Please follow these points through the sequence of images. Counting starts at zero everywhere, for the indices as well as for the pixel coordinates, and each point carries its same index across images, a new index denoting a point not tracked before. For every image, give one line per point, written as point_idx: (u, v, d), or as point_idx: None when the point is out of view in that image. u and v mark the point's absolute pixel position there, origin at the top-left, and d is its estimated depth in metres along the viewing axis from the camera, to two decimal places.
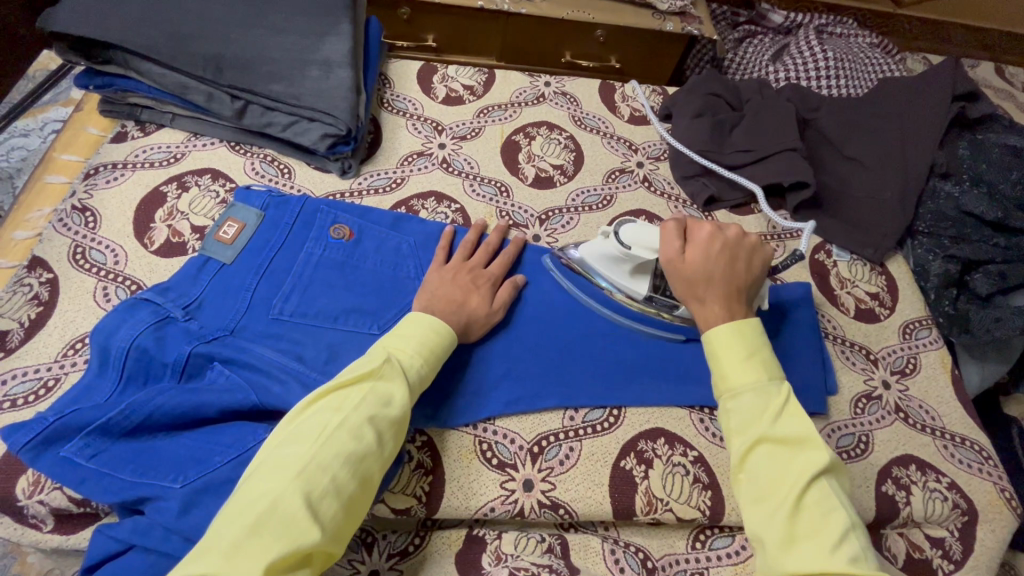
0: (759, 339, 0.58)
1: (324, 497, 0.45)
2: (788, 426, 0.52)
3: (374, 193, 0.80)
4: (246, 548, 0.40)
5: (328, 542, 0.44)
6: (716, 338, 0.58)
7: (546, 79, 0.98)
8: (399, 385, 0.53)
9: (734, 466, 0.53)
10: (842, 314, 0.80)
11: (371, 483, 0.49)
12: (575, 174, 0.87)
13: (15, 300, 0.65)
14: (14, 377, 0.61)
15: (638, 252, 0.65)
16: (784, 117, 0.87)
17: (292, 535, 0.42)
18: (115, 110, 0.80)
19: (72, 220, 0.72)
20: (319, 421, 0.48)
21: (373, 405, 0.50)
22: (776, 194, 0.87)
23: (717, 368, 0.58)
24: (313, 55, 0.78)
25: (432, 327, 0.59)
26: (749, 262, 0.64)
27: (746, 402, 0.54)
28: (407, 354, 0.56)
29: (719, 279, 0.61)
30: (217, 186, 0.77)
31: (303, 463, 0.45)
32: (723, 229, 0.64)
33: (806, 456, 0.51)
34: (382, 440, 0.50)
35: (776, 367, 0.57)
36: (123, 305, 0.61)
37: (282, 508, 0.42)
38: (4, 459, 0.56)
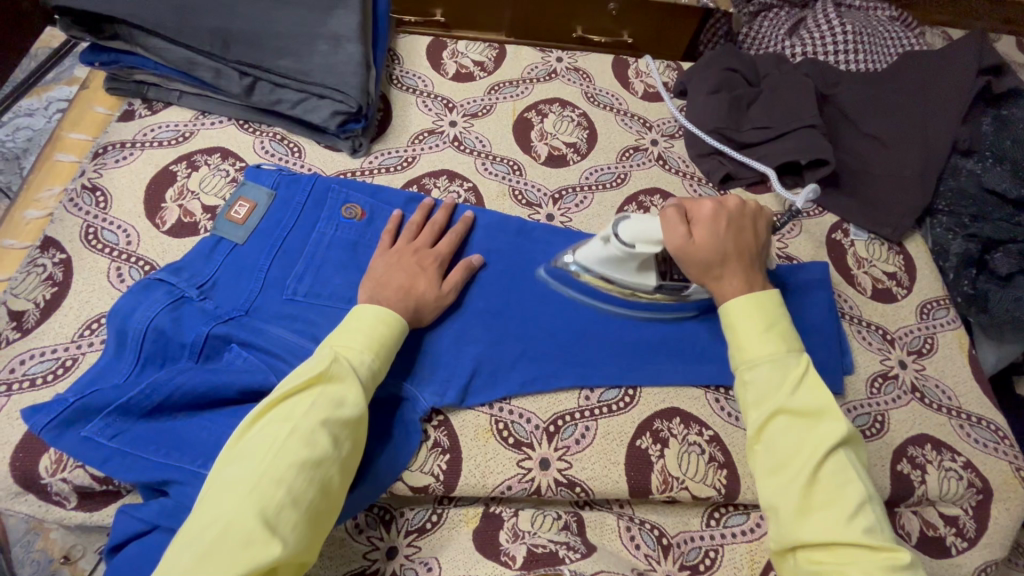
0: (777, 309, 0.58)
1: (283, 509, 0.44)
2: (808, 397, 0.52)
3: (385, 172, 0.79)
4: (206, 570, 0.39)
5: (293, 555, 0.43)
6: (734, 310, 0.58)
7: (557, 54, 0.96)
8: (350, 385, 0.51)
9: (751, 437, 0.54)
10: (859, 293, 0.79)
11: (333, 486, 0.48)
12: (588, 152, 0.86)
13: (29, 280, 0.65)
14: (32, 357, 0.61)
15: (642, 248, 0.62)
16: (803, 91, 0.85)
17: (249, 554, 0.41)
18: (120, 88, 0.79)
19: (83, 200, 0.71)
20: (268, 434, 0.47)
21: (323, 409, 0.48)
22: (792, 172, 0.86)
23: (736, 340, 0.57)
24: (321, 29, 0.76)
25: (380, 317, 0.57)
26: (753, 227, 0.65)
27: (762, 373, 0.54)
28: (355, 350, 0.54)
29: (733, 254, 0.61)
30: (227, 165, 0.76)
31: (255, 480, 0.44)
32: (723, 201, 0.64)
33: (826, 426, 0.51)
34: (338, 442, 0.49)
35: (795, 338, 0.57)
36: (137, 286, 0.61)
37: (234, 529, 0.41)
38: (27, 437, 0.57)
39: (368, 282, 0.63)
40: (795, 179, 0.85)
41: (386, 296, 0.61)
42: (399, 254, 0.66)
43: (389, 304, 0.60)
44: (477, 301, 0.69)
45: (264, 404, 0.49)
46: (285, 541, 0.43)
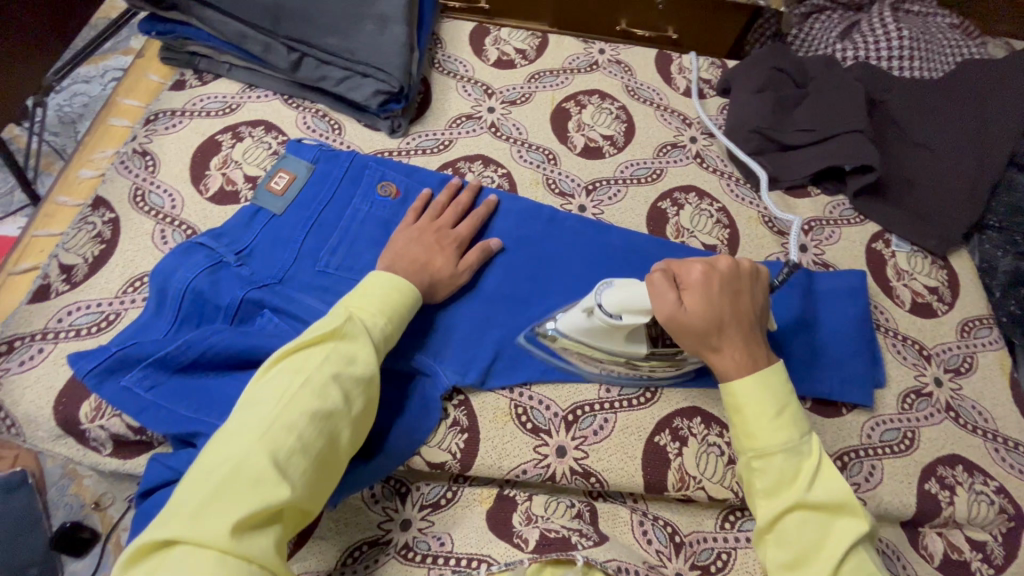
0: (787, 390, 0.55)
1: (293, 455, 0.45)
2: (826, 491, 0.51)
3: (422, 154, 0.80)
4: (217, 504, 0.41)
5: (300, 499, 0.44)
6: (741, 393, 0.55)
7: (600, 46, 0.95)
8: (363, 344, 0.53)
9: (762, 527, 0.52)
10: (897, 307, 0.76)
11: (341, 441, 0.49)
12: (625, 146, 0.85)
13: (80, 237, 0.68)
14: (78, 309, 0.64)
15: (629, 319, 0.57)
16: (853, 95, 0.82)
17: (259, 491, 0.42)
18: (174, 58, 0.81)
19: (134, 163, 0.74)
20: (282, 381, 0.48)
21: (335, 363, 0.50)
22: (834, 177, 0.84)
23: (744, 427, 0.54)
24: (369, 9, 0.77)
25: (398, 284, 0.59)
26: (751, 286, 0.59)
27: (777, 464, 0.52)
28: (369, 312, 0.55)
29: (730, 323, 0.56)
30: (270, 138, 0.78)
31: (268, 423, 0.45)
32: (712, 263, 0.58)
33: (845, 522, 0.50)
34: (348, 398, 0.50)
35: (805, 420, 0.54)
36: (180, 248, 0.64)
37: (246, 466, 0.43)
38: (71, 384, 0.59)
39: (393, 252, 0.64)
40: (837, 185, 0.83)
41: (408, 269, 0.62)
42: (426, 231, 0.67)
43: (405, 274, 0.62)
44: (502, 287, 0.69)
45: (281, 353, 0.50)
46: (293, 484, 0.44)
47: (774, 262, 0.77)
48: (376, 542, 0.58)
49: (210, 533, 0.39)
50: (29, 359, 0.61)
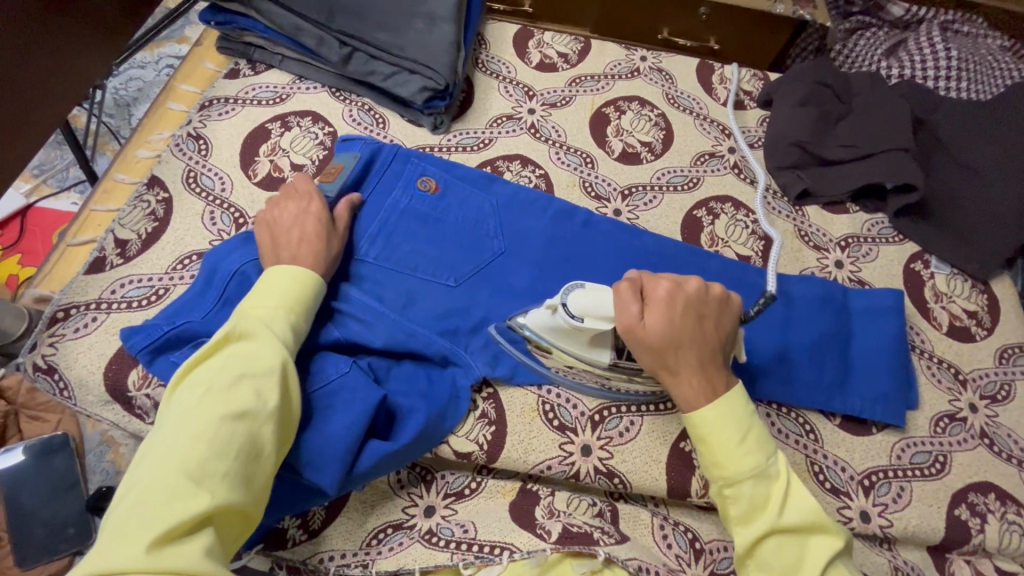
0: (747, 409, 0.54)
1: (208, 461, 0.43)
2: (797, 514, 0.50)
3: (463, 151, 0.82)
4: (132, 526, 0.40)
5: (226, 503, 0.43)
6: (703, 421, 0.54)
7: (642, 53, 0.96)
8: (266, 340, 0.52)
9: (742, 554, 0.52)
10: (934, 329, 0.75)
11: (265, 440, 0.48)
12: (663, 153, 0.85)
13: (135, 213, 0.71)
14: (131, 282, 0.66)
15: (592, 322, 0.56)
16: (897, 112, 0.82)
17: (174, 505, 0.41)
18: (230, 48, 0.85)
19: (187, 146, 0.77)
20: (185, 396, 0.47)
21: (237, 365, 0.49)
22: (874, 195, 0.83)
23: (711, 455, 0.53)
24: (419, 8, 0.80)
25: (298, 278, 0.58)
26: (717, 314, 0.57)
27: (747, 491, 0.51)
28: (271, 310, 0.55)
29: (688, 344, 0.55)
30: (317, 129, 0.80)
31: (175, 438, 0.44)
32: (682, 282, 0.56)
33: (820, 541, 0.50)
34: (263, 394, 0.49)
35: (769, 438, 0.54)
36: (238, 236, 0.66)
37: (159, 485, 0.42)
38: (121, 353, 0.62)
39: (271, 237, 0.62)
40: (877, 203, 0.82)
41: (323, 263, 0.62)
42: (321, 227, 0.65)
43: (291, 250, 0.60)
44: (533, 286, 0.70)
45: (185, 368, 0.50)
46: (212, 489, 0.43)
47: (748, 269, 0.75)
48: (400, 526, 0.59)
49: (128, 555, 0.38)
50: (82, 327, 0.63)
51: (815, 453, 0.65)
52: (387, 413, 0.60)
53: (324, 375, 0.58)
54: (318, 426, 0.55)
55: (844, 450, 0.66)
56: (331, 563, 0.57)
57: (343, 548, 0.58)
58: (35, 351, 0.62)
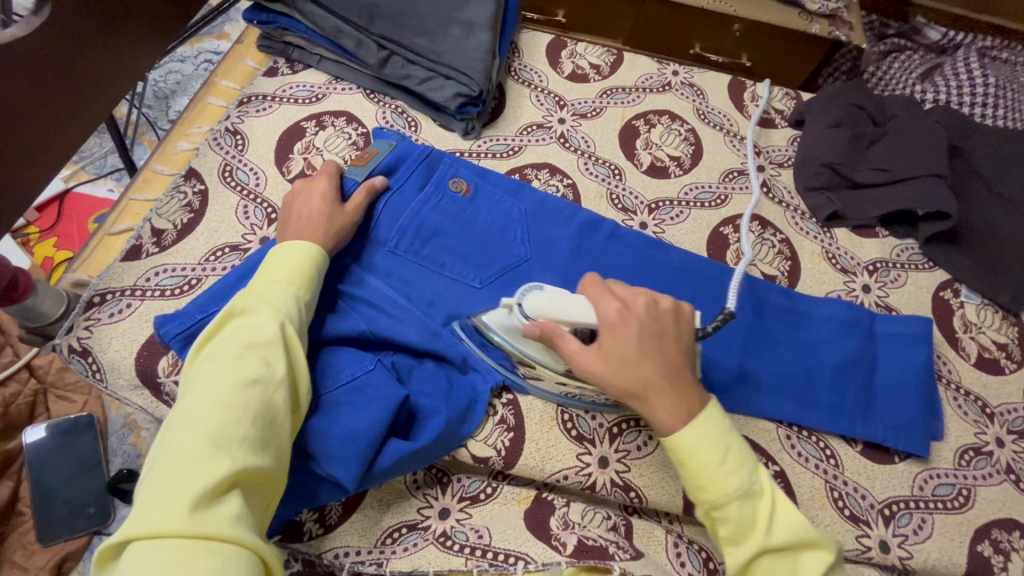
0: (725, 427, 0.53)
1: (226, 428, 0.44)
2: (784, 531, 0.50)
3: (492, 157, 0.83)
4: (163, 493, 0.41)
5: (250, 466, 0.44)
6: (682, 447, 0.52)
7: (674, 68, 0.96)
8: (268, 312, 0.53)
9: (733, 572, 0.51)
10: (962, 359, 0.74)
11: (279, 407, 0.48)
12: (691, 168, 0.85)
13: (172, 204, 0.73)
14: (165, 271, 0.68)
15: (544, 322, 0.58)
16: (932, 139, 0.81)
17: (199, 470, 0.42)
18: (270, 46, 0.86)
19: (225, 140, 0.79)
20: (199, 371, 0.49)
21: (244, 337, 0.50)
22: (905, 221, 0.82)
23: (692, 480, 0.52)
24: (457, 15, 0.81)
25: (302, 257, 0.59)
26: (676, 330, 0.56)
27: (732, 513, 0.50)
28: (276, 285, 0.56)
29: (650, 367, 0.54)
30: (351, 129, 0.81)
31: (193, 410, 0.45)
32: (630, 303, 0.56)
33: (808, 554, 0.50)
34: (271, 363, 0.49)
35: (749, 454, 0.53)
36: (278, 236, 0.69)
37: (183, 455, 0.43)
38: (153, 339, 0.64)
39: (295, 223, 0.64)
40: (907, 229, 0.81)
41: (332, 246, 0.63)
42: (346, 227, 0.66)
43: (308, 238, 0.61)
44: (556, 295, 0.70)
45: (198, 347, 0.51)
46: (234, 454, 0.44)
47: (773, 285, 0.75)
48: (415, 526, 0.60)
49: (162, 519, 0.39)
50: (117, 313, 0.65)
51: (835, 479, 0.65)
52: (407, 412, 0.61)
53: (349, 371, 0.59)
54: (340, 421, 0.56)
55: (865, 478, 0.65)
56: (345, 559, 0.58)
57: (358, 546, 0.59)
58: (71, 333, 0.64)
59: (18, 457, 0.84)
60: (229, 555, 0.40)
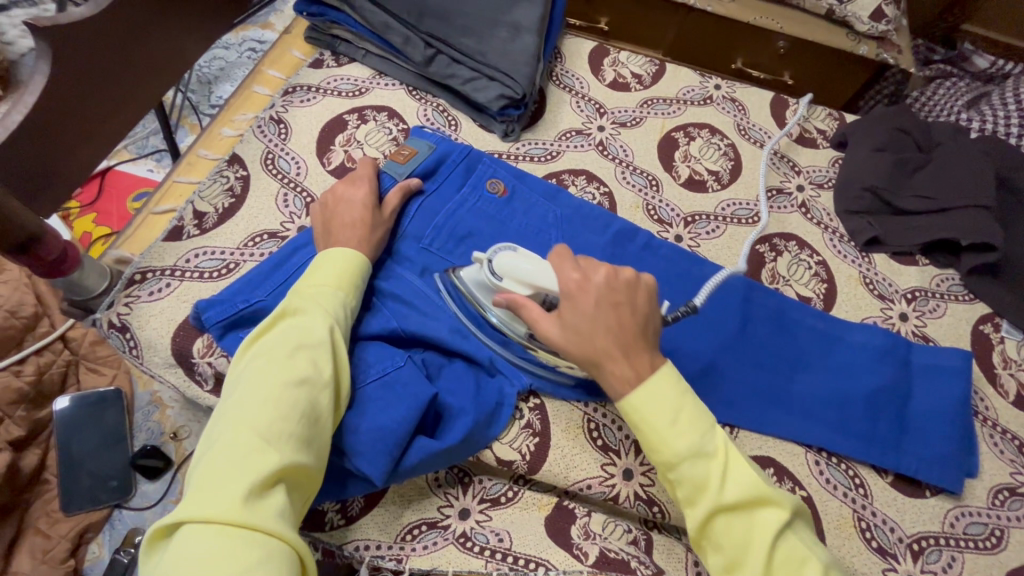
0: (680, 388, 0.52)
1: (275, 423, 0.45)
2: (738, 489, 0.48)
3: (531, 160, 0.83)
4: (214, 482, 0.42)
5: (295, 462, 0.45)
6: (631, 409, 0.51)
7: (716, 81, 0.95)
8: (318, 312, 0.53)
9: (696, 536, 0.50)
10: (1000, 396, 0.72)
11: (324, 407, 0.49)
12: (729, 183, 0.85)
13: (214, 187, 0.74)
14: (204, 254, 0.69)
15: (508, 284, 0.59)
16: (980, 168, 0.80)
17: (250, 463, 0.42)
18: (317, 38, 0.88)
19: (268, 128, 0.80)
20: (249, 366, 0.49)
21: (294, 335, 0.51)
22: (947, 250, 0.80)
23: (647, 442, 0.51)
24: (505, 18, 0.81)
25: (348, 257, 0.59)
26: (633, 300, 0.54)
27: (685, 472, 0.49)
28: (324, 285, 0.56)
29: (603, 335, 0.52)
30: (392, 124, 0.82)
31: (243, 403, 0.46)
32: (590, 274, 0.55)
33: (766, 513, 0.48)
34: (320, 363, 0.50)
35: (705, 414, 0.51)
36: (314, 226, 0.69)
37: (234, 448, 0.43)
38: (189, 321, 0.65)
39: (335, 223, 0.64)
40: (949, 258, 0.80)
41: (372, 251, 0.63)
42: (383, 224, 0.66)
43: (346, 233, 0.62)
44: None
45: (247, 342, 0.52)
46: (282, 450, 0.44)
47: (807, 305, 0.74)
48: (435, 524, 0.60)
49: (212, 509, 0.40)
50: (156, 292, 0.66)
51: (864, 509, 0.63)
52: (436, 412, 0.61)
53: (381, 365, 0.59)
54: (371, 414, 0.56)
55: (894, 510, 0.64)
56: (365, 552, 0.58)
57: (377, 539, 0.59)
58: (111, 309, 0.65)
59: (48, 427, 0.86)
60: (274, 549, 0.40)
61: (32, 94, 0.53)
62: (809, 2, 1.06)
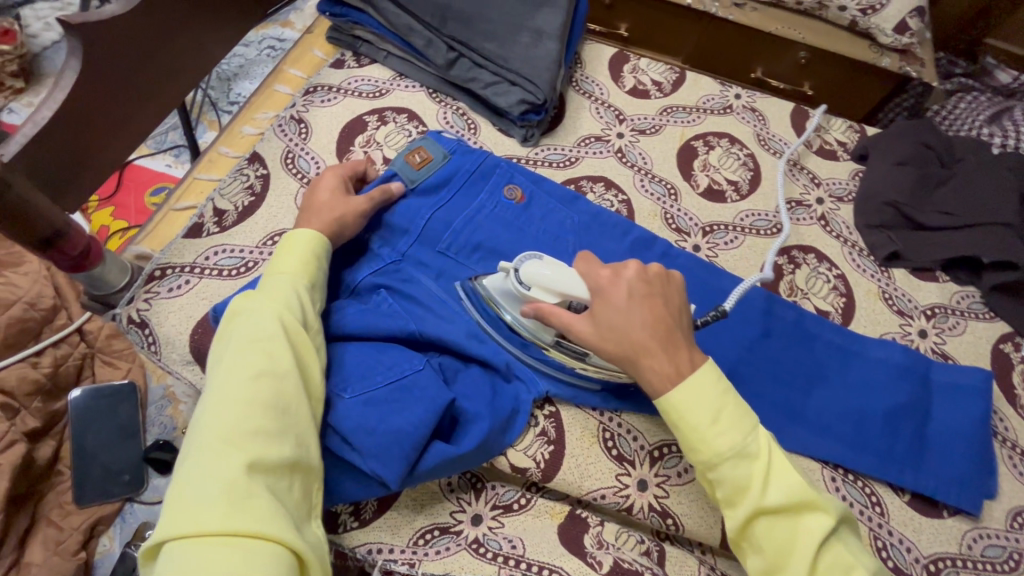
0: (721, 389, 0.52)
1: (240, 423, 0.44)
2: (781, 492, 0.48)
3: (549, 166, 0.82)
4: (189, 493, 0.41)
5: (269, 456, 0.44)
6: (671, 407, 0.51)
7: (736, 91, 0.95)
8: (270, 303, 0.53)
9: (736, 536, 0.50)
10: (1020, 417, 0.71)
11: (290, 396, 0.48)
12: (748, 194, 0.84)
13: (234, 185, 0.74)
14: (223, 251, 0.69)
15: (537, 292, 0.58)
16: (1004, 186, 0.79)
17: (219, 468, 0.42)
18: (339, 39, 0.88)
19: (289, 128, 0.80)
20: (215, 371, 0.49)
21: (248, 331, 0.50)
22: (968, 267, 0.80)
23: (685, 442, 0.51)
24: (527, 23, 0.81)
25: (303, 247, 0.58)
26: (665, 294, 0.56)
27: (727, 474, 0.49)
28: (277, 277, 0.56)
29: (637, 330, 0.53)
30: (411, 126, 0.82)
31: (207, 411, 0.46)
32: (620, 271, 0.56)
33: (811, 519, 0.48)
34: (278, 354, 0.49)
35: (747, 416, 0.52)
36: None
37: (204, 457, 0.43)
38: (207, 318, 0.65)
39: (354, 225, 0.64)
40: (970, 276, 0.79)
41: None
42: None
43: None
44: None
45: (212, 352, 0.52)
46: (252, 447, 0.44)
47: (825, 319, 0.73)
48: (447, 529, 0.60)
49: (192, 520, 0.40)
50: (175, 288, 0.66)
51: (880, 527, 0.63)
52: (451, 417, 0.60)
53: (399, 367, 0.59)
54: (388, 417, 0.55)
55: (911, 530, 0.63)
56: (377, 556, 0.58)
57: (390, 543, 0.59)
58: (131, 304, 0.65)
59: (62, 418, 0.87)
60: (262, 543, 0.40)
61: (63, 89, 0.53)
62: (832, 13, 1.05)
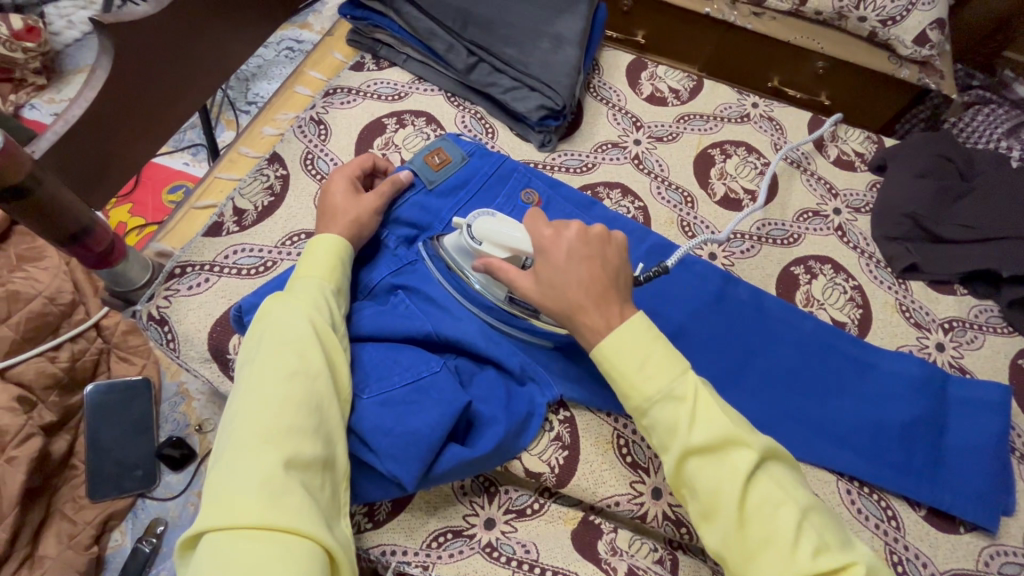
0: (654, 336, 0.51)
1: (273, 421, 0.45)
2: (707, 431, 0.47)
3: (566, 171, 0.83)
4: (226, 488, 0.42)
5: (302, 454, 0.44)
6: (604, 355, 0.51)
7: (754, 99, 0.95)
8: (299, 303, 0.53)
9: (674, 484, 0.49)
10: None
11: (319, 394, 0.49)
12: (765, 203, 0.84)
13: (254, 184, 0.75)
14: (242, 251, 0.70)
15: (487, 247, 0.60)
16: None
17: (255, 464, 0.42)
18: (360, 42, 0.88)
19: (309, 129, 0.81)
20: (246, 369, 0.50)
21: (278, 329, 0.51)
22: (987, 281, 0.79)
23: (619, 388, 0.51)
24: (548, 29, 0.82)
25: (328, 248, 0.59)
26: (605, 255, 0.55)
27: (658, 417, 0.49)
28: (306, 278, 0.56)
29: (576, 289, 0.53)
30: (429, 130, 0.82)
31: (240, 408, 0.46)
32: (564, 232, 0.56)
33: (736, 455, 0.47)
34: (308, 352, 0.50)
35: (680, 359, 0.51)
36: None
37: (238, 454, 0.43)
38: (226, 317, 0.65)
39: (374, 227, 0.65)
40: (989, 290, 0.78)
41: None
42: None
43: None
44: None
45: (242, 350, 0.53)
46: (285, 444, 0.44)
47: (841, 330, 0.73)
48: (460, 532, 0.60)
49: (229, 515, 0.40)
50: (195, 286, 0.67)
51: (896, 542, 0.62)
52: (467, 420, 0.60)
53: (415, 369, 0.59)
54: (404, 419, 0.55)
55: (928, 545, 0.62)
56: (392, 558, 0.58)
57: (404, 545, 0.59)
58: (151, 301, 0.66)
59: (77, 413, 0.88)
60: (296, 539, 0.40)
61: (92, 89, 0.54)
62: (851, 24, 1.05)
